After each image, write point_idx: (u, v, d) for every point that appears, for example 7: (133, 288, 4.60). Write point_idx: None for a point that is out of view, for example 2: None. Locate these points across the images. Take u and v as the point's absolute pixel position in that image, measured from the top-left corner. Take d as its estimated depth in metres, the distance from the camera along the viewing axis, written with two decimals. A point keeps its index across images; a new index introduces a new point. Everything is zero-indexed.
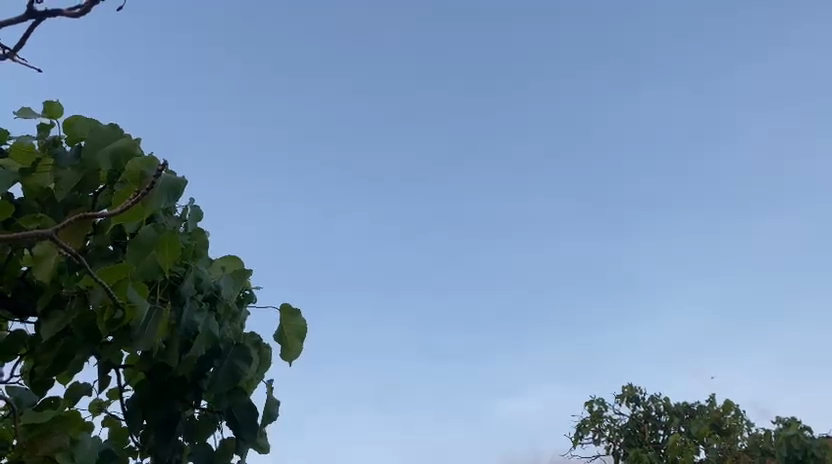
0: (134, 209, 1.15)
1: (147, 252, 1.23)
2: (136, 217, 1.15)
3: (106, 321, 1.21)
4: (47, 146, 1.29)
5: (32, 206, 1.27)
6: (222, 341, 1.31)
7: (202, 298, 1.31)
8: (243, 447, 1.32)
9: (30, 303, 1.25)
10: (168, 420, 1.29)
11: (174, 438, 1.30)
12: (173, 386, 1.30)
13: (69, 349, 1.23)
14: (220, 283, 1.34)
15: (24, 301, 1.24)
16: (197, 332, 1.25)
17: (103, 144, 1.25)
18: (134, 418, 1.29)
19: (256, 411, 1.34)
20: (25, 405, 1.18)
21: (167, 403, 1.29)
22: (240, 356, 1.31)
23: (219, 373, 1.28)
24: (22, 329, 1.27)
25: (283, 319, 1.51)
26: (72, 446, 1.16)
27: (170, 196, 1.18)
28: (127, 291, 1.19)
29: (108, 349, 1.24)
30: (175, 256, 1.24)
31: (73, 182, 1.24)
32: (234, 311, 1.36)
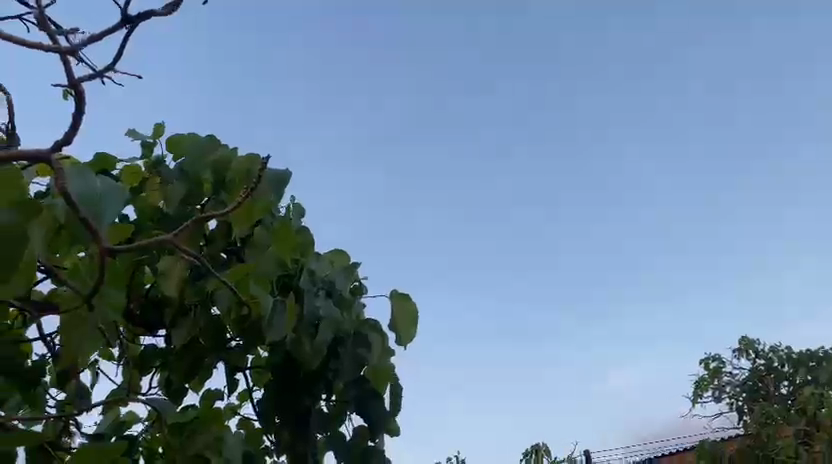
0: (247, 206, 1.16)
1: (266, 250, 1.26)
2: (249, 213, 1.17)
3: (234, 319, 1.24)
4: (153, 166, 1.30)
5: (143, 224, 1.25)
6: (343, 330, 1.34)
7: (321, 291, 1.34)
8: (376, 433, 1.35)
9: (157, 318, 1.28)
10: (300, 416, 1.31)
11: (310, 433, 1.31)
12: (302, 379, 1.31)
13: (199, 355, 1.26)
14: (334, 276, 1.37)
15: (152, 316, 1.28)
16: (324, 321, 1.30)
17: (205, 156, 1.28)
18: (267, 417, 1.30)
19: (382, 396, 1.35)
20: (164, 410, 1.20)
21: (297, 397, 1.31)
22: (361, 343, 1.35)
23: (346, 361, 1.32)
24: (150, 346, 1.31)
25: (395, 304, 1.51)
26: (218, 442, 1.20)
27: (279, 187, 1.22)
28: (251, 288, 1.19)
29: (235, 354, 1.28)
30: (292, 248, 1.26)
31: (181, 199, 1.25)
32: (349, 300, 1.38)
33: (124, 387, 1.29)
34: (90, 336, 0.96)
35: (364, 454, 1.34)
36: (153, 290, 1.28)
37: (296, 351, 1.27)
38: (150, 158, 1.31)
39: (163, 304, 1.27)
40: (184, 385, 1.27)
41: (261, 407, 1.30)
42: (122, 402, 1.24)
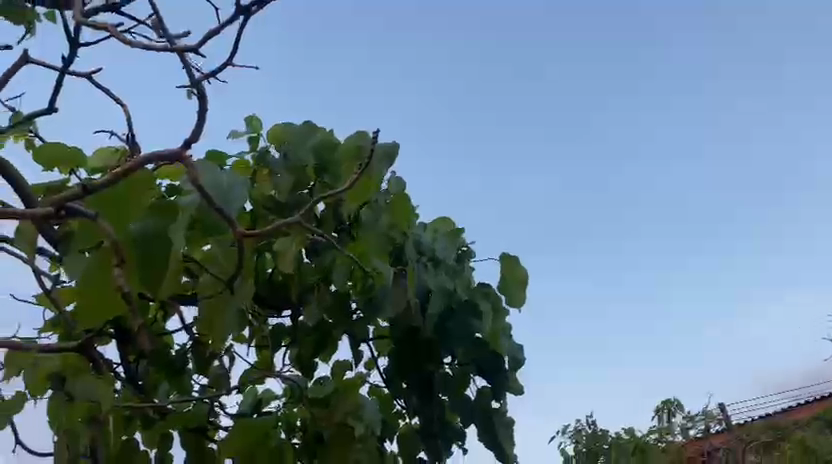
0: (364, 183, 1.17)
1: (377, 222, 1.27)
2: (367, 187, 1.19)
3: (358, 291, 1.30)
4: (259, 159, 1.32)
5: (260, 213, 1.30)
6: (454, 297, 1.33)
7: (427, 259, 1.35)
8: (499, 393, 1.36)
9: (281, 300, 1.32)
10: (425, 381, 1.33)
11: (435, 397, 1.34)
12: (423, 346, 1.31)
13: (326, 329, 1.30)
14: (439, 245, 1.37)
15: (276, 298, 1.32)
16: (433, 292, 1.31)
17: (305, 143, 1.31)
18: (394, 383, 1.33)
19: (501, 357, 1.36)
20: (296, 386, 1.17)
21: (419, 365, 1.32)
22: (471, 311, 1.33)
23: (456, 329, 1.32)
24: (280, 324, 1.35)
25: (504, 267, 1.50)
26: (358, 409, 1.15)
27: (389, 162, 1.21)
28: (371, 260, 1.25)
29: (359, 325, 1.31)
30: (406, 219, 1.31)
31: (289, 184, 1.29)
32: (455, 267, 1.37)
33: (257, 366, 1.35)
34: (235, 318, 0.90)
35: (488, 417, 1.36)
36: (274, 273, 1.32)
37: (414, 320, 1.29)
38: (255, 153, 1.33)
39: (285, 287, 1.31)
40: (313, 360, 1.33)
41: (386, 373, 1.33)
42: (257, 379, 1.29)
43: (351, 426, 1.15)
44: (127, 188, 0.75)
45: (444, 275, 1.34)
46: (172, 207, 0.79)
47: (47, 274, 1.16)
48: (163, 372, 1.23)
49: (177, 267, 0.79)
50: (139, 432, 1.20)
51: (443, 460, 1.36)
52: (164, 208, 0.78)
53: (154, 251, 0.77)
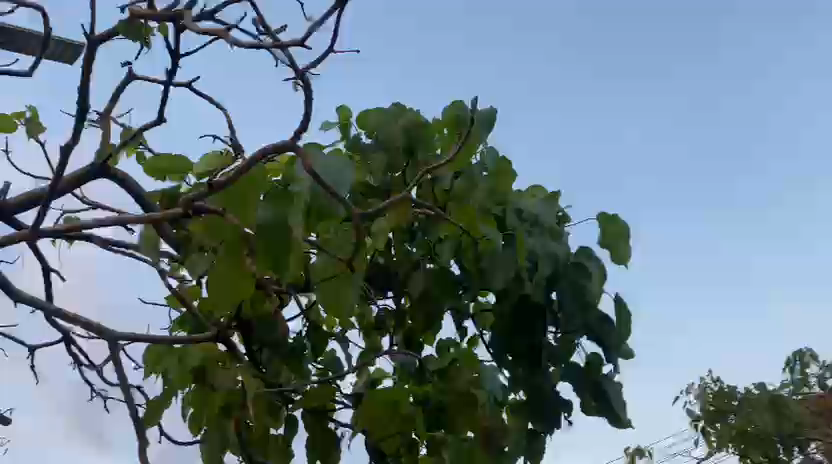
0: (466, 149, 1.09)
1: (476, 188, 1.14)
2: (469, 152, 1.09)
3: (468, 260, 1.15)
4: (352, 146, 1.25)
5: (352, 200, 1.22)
6: (561, 260, 1.22)
7: (528, 225, 1.21)
8: (611, 357, 1.23)
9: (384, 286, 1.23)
10: (532, 350, 1.20)
11: (542, 367, 1.21)
12: (527, 313, 1.20)
13: (429, 312, 1.17)
14: (539, 210, 1.23)
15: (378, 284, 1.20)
16: (539, 255, 1.19)
17: (393, 124, 1.20)
18: (498, 355, 1.22)
19: (611, 320, 1.23)
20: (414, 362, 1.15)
21: (526, 333, 1.20)
22: (580, 273, 1.21)
23: (566, 293, 1.21)
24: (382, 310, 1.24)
25: (601, 226, 1.36)
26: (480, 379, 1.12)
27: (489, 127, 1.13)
28: (478, 225, 1.12)
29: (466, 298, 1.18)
30: (508, 185, 1.20)
31: (382, 167, 1.19)
32: (559, 229, 1.24)
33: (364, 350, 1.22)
34: (358, 294, 0.88)
35: (601, 381, 1.24)
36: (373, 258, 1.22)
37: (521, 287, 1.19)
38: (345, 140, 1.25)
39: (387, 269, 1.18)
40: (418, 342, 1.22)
41: (490, 344, 1.21)
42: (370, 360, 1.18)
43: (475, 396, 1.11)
44: (242, 188, 0.82)
45: (549, 238, 1.21)
46: (287, 193, 0.82)
47: (171, 275, 1.16)
48: (281, 359, 1.17)
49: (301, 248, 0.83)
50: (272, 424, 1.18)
51: (552, 433, 1.21)
52: (281, 195, 0.81)
53: (277, 237, 0.81)
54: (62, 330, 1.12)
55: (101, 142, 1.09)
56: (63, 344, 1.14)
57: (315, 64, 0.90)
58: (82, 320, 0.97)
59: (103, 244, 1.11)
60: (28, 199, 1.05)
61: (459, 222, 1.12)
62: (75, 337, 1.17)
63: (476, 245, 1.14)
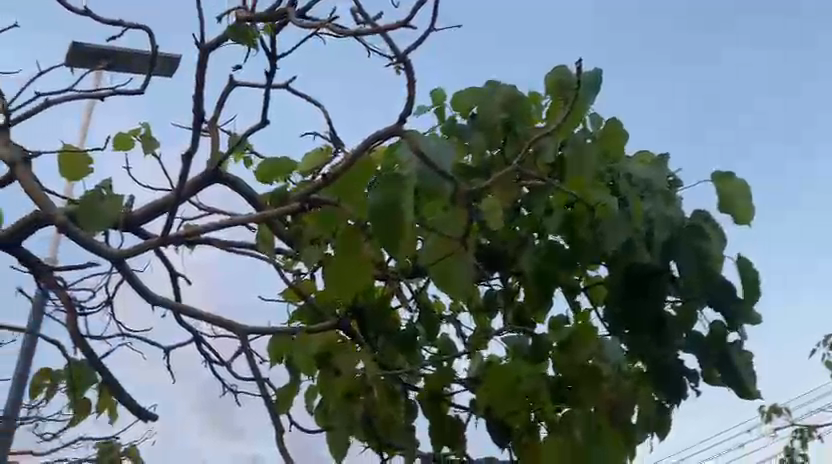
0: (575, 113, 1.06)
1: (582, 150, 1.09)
2: (579, 116, 1.07)
3: (584, 227, 1.11)
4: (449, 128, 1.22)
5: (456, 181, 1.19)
6: (677, 224, 1.14)
7: (640, 192, 1.14)
8: (736, 324, 1.16)
9: (496, 264, 1.18)
10: (653, 321, 1.15)
11: (668, 338, 1.15)
12: (645, 283, 1.14)
13: (546, 284, 1.13)
14: (648, 173, 1.16)
15: (487, 263, 1.18)
16: (653, 220, 1.13)
17: (491, 101, 1.17)
18: (615, 329, 1.17)
19: (734, 286, 1.15)
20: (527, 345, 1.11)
21: (646, 304, 1.14)
22: (697, 237, 1.13)
23: (684, 259, 1.13)
24: (491, 289, 1.23)
25: (719, 186, 1.29)
26: (599, 351, 1.06)
27: (596, 90, 1.09)
28: (590, 191, 1.08)
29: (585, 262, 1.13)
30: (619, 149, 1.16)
31: (483, 145, 1.15)
32: (671, 193, 1.16)
33: (476, 331, 1.22)
34: (473, 273, 0.90)
35: (726, 350, 1.16)
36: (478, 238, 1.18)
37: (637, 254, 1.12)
38: (444, 123, 1.23)
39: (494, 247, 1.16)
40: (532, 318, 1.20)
41: (607, 314, 1.17)
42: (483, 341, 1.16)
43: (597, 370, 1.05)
44: (350, 178, 0.86)
45: (662, 200, 1.15)
46: (398, 177, 0.82)
47: (286, 270, 1.20)
48: (395, 346, 1.16)
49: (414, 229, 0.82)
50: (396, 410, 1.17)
51: (680, 404, 1.16)
52: (389, 180, 0.81)
53: (389, 224, 0.81)
54: (193, 330, 1.17)
55: (211, 149, 1.13)
56: (195, 343, 1.18)
57: (415, 49, 0.90)
58: (213, 318, 1.01)
59: (222, 246, 1.15)
60: (152, 209, 1.10)
61: (571, 190, 1.07)
62: (204, 336, 1.22)
63: (590, 213, 1.10)
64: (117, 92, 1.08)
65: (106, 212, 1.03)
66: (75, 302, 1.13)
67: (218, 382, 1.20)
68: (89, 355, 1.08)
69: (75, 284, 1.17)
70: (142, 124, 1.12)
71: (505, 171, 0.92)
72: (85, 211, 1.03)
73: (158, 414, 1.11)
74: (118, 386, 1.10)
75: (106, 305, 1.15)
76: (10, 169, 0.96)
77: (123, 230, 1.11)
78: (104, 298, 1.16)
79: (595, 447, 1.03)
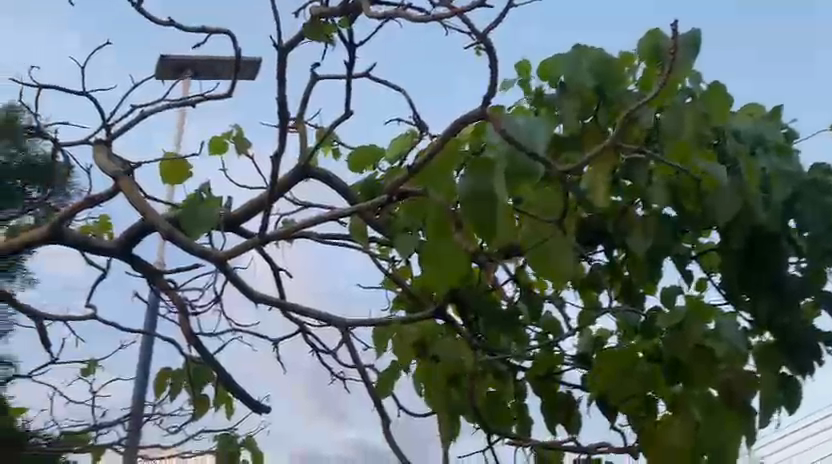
0: (671, 83, 0.99)
1: (683, 114, 1.00)
2: (675, 87, 0.99)
3: (692, 199, 1.06)
4: (537, 98, 1.17)
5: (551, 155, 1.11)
6: (798, 178, 1.04)
7: (751, 148, 1.05)
8: None
9: (599, 237, 1.13)
10: (776, 284, 1.05)
11: (793, 301, 1.06)
12: (765, 245, 1.05)
13: (653, 256, 1.09)
14: (760, 128, 1.07)
15: (587, 239, 1.12)
16: (770, 177, 1.04)
17: (580, 67, 1.09)
18: (734, 296, 1.07)
19: None
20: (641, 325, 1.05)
21: (767, 267, 1.05)
22: (819, 190, 1.04)
23: (806, 216, 1.04)
24: (595, 266, 1.17)
25: None
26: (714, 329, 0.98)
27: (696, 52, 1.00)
28: (694, 161, 1.00)
29: (695, 229, 1.07)
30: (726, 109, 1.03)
31: (574, 114, 1.09)
32: (788, 146, 1.06)
33: (583, 310, 1.17)
34: (574, 257, 0.83)
35: None
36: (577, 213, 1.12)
37: (756, 215, 1.02)
38: (531, 94, 1.18)
39: (594, 222, 1.10)
40: (640, 291, 1.14)
41: (724, 279, 1.07)
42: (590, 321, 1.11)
43: (712, 350, 0.98)
44: (439, 162, 0.82)
45: (779, 155, 1.05)
46: (485, 161, 0.79)
47: (381, 259, 1.19)
48: (497, 330, 1.13)
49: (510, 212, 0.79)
50: (504, 394, 1.15)
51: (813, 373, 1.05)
52: (478, 163, 0.79)
53: (483, 205, 0.78)
54: (297, 323, 1.19)
55: (300, 144, 1.14)
56: (300, 336, 1.21)
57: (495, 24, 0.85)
58: (311, 312, 0.99)
59: (317, 239, 1.17)
60: (251, 209, 1.12)
61: (673, 160, 1.00)
62: (309, 328, 1.25)
63: (698, 184, 1.05)
64: (208, 98, 1.11)
65: (207, 215, 1.06)
66: (186, 302, 1.17)
67: (325, 371, 1.22)
68: (204, 354, 1.12)
69: (185, 284, 1.22)
70: (233, 126, 1.15)
71: (602, 147, 0.87)
72: (188, 215, 1.07)
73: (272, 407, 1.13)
74: (233, 381, 1.14)
75: (215, 304, 1.19)
76: (117, 181, 1.01)
77: (225, 230, 1.14)
78: (212, 297, 1.20)
79: (718, 431, 0.96)
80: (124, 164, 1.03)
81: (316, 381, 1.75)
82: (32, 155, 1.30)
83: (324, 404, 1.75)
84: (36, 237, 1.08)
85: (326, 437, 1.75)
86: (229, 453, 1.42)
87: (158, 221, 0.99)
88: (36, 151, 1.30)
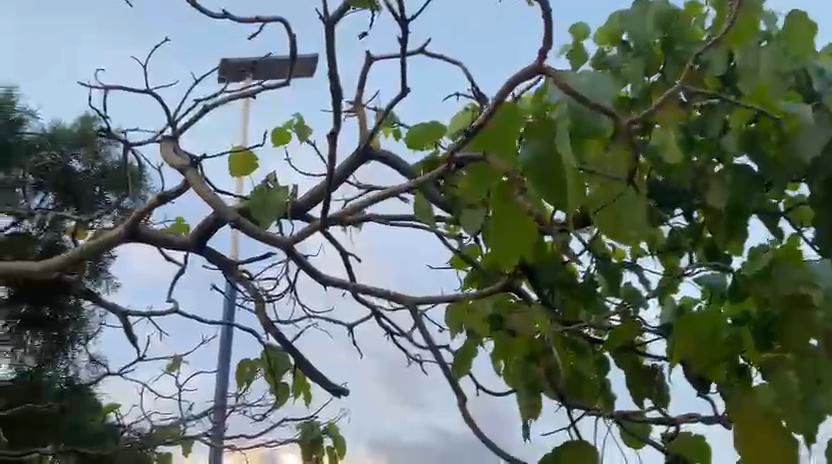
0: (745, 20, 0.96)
1: (758, 54, 0.95)
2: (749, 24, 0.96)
3: (772, 145, 0.97)
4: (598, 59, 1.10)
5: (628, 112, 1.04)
6: None
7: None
8: None
9: (676, 199, 1.06)
10: None
11: None
12: None
13: (736, 210, 1.00)
14: None
15: (663, 201, 1.06)
16: None
17: (644, 18, 1.03)
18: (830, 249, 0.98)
19: None
20: (720, 288, 0.96)
21: None
22: None
23: None
24: (674, 228, 1.11)
25: None
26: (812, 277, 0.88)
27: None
28: (775, 103, 0.93)
29: (779, 180, 0.97)
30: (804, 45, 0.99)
31: (639, 71, 1.03)
32: None
33: (664, 275, 1.11)
34: (647, 215, 0.77)
35: None
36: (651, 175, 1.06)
37: None
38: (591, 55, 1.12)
39: (670, 183, 1.04)
40: (724, 252, 1.07)
41: (816, 233, 0.97)
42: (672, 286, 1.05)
43: (810, 302, 0.89)
44: (500, 122, 0.77)
45: None
46: (546, 121, 0.74)
47: (449, 237, 1.17)
48: None
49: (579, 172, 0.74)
50: (585, 367, 1.10)
51: None
52: (537, 126, 0.74)
53: (546, 167, 0.74)
54: (369, 306, 1.18)
55: (360, 128, 1.12)
56: (374, 319, 1.20)
57: None
58: (378, 292, 0.99)
59: (381, 221, 1.16)
60: (310, 197, 1.12)
61: (752, 105, 0.95)
62: (381, 311, 1.24)
63: (779, 127, 0.96)
64: (268, 87, 1.11)
65: (276, 200, 1.08)
66: (261, 290, 1.19)
67: (401, 353, 1.21)
68: (282, 340, 1.12)
69: (259, 275, 1.24)
70: (293, 114, 1.15)
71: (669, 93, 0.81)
72: (258, 204, 1.08)
73: (348, 389, 1.13)
74: (310, 364, 1.15)
75: (288, 290, 1.21)
76: (184, 174, 1.03)
77: (292, 217, 1.14)
78: (287, 285, 1.22)
79: (814, 392, 0.87)
80: (190, 157, 1.04)
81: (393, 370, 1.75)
82: (107, 164, 1.41)
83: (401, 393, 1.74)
84: (113, 237, 1.10)
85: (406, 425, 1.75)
86: (312, 440, 1.48)
87: (226, 210, 1.00)
88: (111, 160, 1.41)
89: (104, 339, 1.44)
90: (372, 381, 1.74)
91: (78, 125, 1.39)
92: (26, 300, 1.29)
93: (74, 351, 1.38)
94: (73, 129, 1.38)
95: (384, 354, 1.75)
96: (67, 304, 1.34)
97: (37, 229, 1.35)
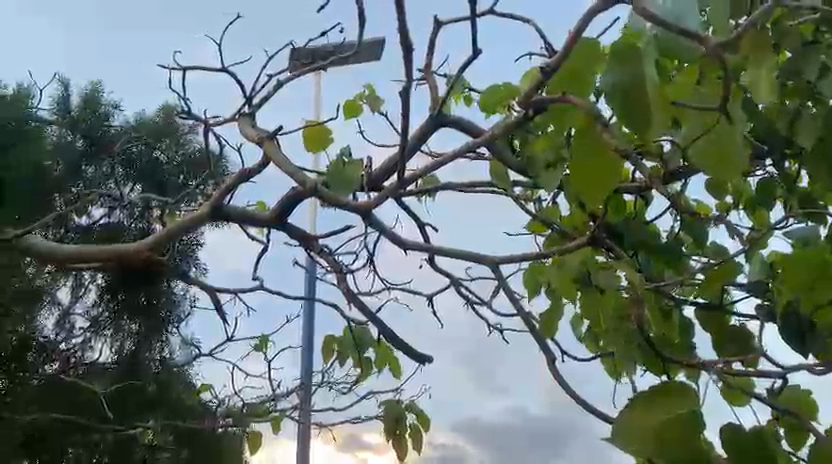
0: None
1: None
2: None
3: None
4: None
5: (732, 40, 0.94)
6: None
7: None
8: None
9: (773, 142, 0.98)
10: None
11: None
12: None
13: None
14: None
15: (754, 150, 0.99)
16: None
17: None
18: None
19: None
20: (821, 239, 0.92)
21: None
22: None
23: None
24: (767, 175, 1.04)
25: None
26: None
27: None
28: None
29: None
30: None
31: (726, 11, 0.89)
32: None
33: (755, 229, 1.04)
34: (747, 145, 0.71)
35: None
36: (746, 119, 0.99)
37: None
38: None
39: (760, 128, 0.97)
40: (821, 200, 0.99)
41: None
42: (765, 239, 0.97)
43: None
44: (581, 61, 0.77)
45: None
46: (631, 48, 0.66)
47: (527, 201, 1.14)
48: (662, 259, 1.03)
49: (663, 101, 0.67)
50: (682, 327, 1.04)
51: None
52: (620, 53, 0.66)
53: (636, 95, 0.66)
54: (447, 275, 1.17)
55: (430, 94, 1.10)
56: (453, 289, 1.19)
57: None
58: (461, 254, 0.97)
59: (458, 189, 1.13)
60: (386, 167, 1.12)
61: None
62: (460, 280, 1.23)
63: None
64: (338, 59, 1.12)
65: (353, 172, 1.04)
66: (340, 263, 1.21)
67: (483, 322, 1.20)
68: (364, 311, 1.13)
69: (339, 249, 1.25)
70: (364, 86, 1.15)
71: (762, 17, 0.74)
72: (332, 176, 1.05)
73: (432, 357, 1.13)
74: (393, 335, 1.15)
75: (368, 263, 1.22)
76: (262, 146, 1.06)
77: (368, 189, 1.14)
78: (365, 257, 1.23)
79: None
80: (266, 130, 1.07)
81: (474, 346, 1.75)
82: (189, 151, 1.47)
83: (479, 372, 1.74)
84: (200, 215, 1.14)
85: (486, 404, 1.74)
86: (395, 418, 1.45)
87: (307, 182, 1.02)
88: (192, 148, 1.47)
89: (195, 322, 1.50)
90: (449, 359, 1.74)
91: (161, 117, 1.46)
92: (125, 287, 1.38)
93: (167, 334, 1.43)
94: (156, 120, 1.46)
95: (463, 331, 1.75)
96: (161, 289, 1.40)
97: (128, 218, 1.41)
